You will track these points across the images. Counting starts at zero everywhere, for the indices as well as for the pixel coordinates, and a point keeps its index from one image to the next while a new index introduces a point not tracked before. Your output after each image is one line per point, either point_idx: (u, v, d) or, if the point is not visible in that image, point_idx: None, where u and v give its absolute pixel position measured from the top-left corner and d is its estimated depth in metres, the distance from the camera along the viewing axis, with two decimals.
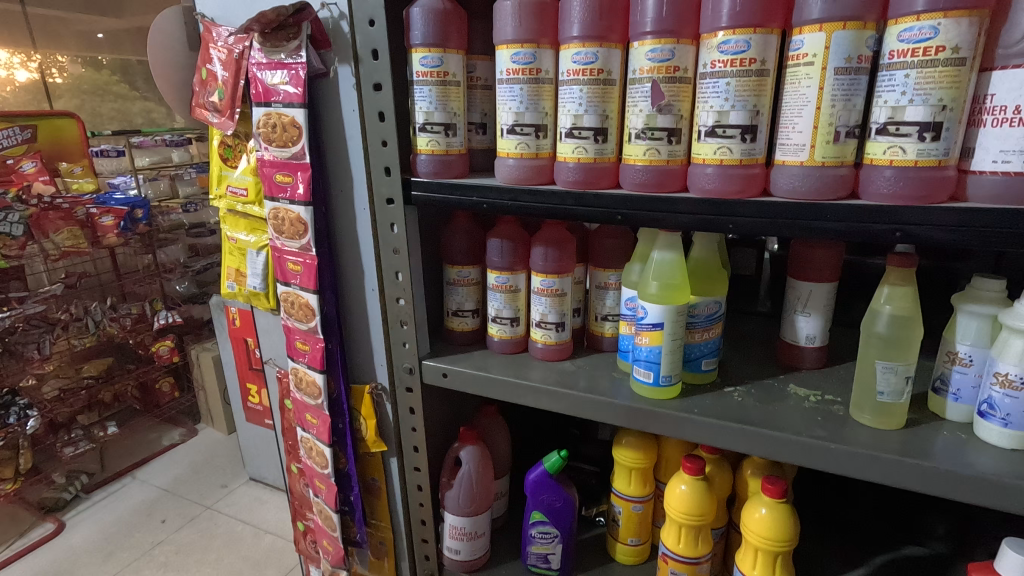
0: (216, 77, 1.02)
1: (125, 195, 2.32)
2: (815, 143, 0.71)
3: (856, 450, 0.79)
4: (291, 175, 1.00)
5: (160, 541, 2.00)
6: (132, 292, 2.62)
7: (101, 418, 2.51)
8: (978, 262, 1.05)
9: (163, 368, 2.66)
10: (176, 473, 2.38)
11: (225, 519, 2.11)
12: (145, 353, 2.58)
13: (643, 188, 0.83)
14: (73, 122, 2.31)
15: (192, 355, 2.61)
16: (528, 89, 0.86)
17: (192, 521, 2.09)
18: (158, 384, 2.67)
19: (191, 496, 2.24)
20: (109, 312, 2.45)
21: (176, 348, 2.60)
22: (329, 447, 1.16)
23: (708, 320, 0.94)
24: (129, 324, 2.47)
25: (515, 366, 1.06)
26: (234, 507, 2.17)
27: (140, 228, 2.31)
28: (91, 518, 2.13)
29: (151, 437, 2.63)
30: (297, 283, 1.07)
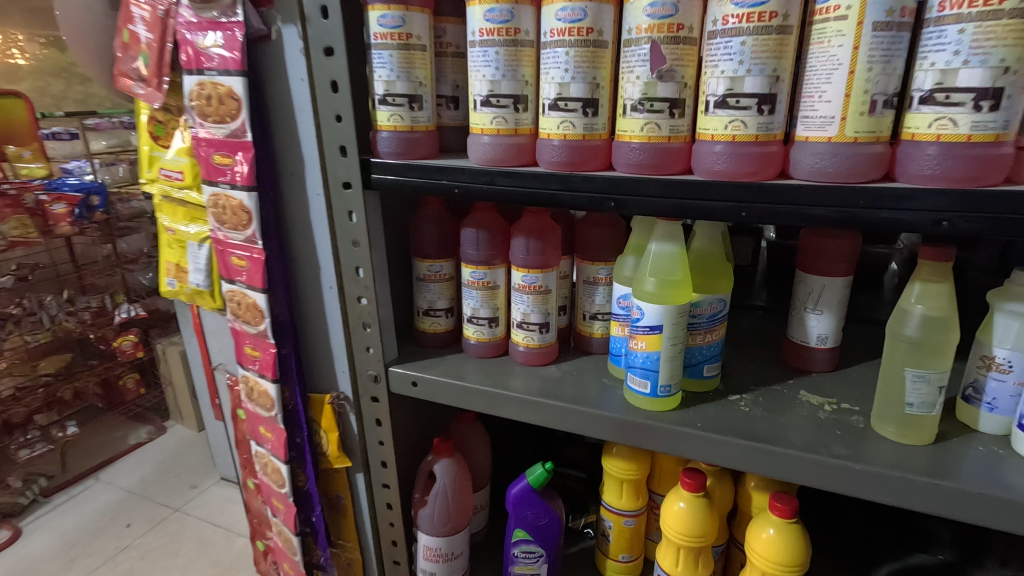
0: (140, 41, 0.87)
1: (80, 180, 1.98)
2: (846, 114, 0.59)
3: (881, 471, 0.69)
4: (231, 155, 0.86)
5: (125, 546, 1.80)
6: (93, 285, 2.36)
7: (60, 418, 2.27)
8: (997, 254, 0.96)
9: (129, 363, 2.42)
10: (142, 473, 2.14)
11: (195, 521, 1.89)
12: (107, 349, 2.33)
13: (639, 170, 0.70)
14: (21, 102, 1.94)
15: (158, 350, 2.35)
16: (504, 54, 0.74)
17: (159, 525, 1.88)
18: (122, 381, 2.41)
19: (158, 498, 2.01)
20: (66, 306, 2.21)
21: (141, 343, 2.38)
22: (286, 465, 1.03)
23: (711, 321, 0.84)
24: (88, 318, 2.23)
25: (493, 372, 0.94)
26: (203, 509, 1.95)
27: (98, 217, 1.99)
28: (51, 524, 1.90)
29: (118, 436, 2.35)
30: (242, 280, 0.93)
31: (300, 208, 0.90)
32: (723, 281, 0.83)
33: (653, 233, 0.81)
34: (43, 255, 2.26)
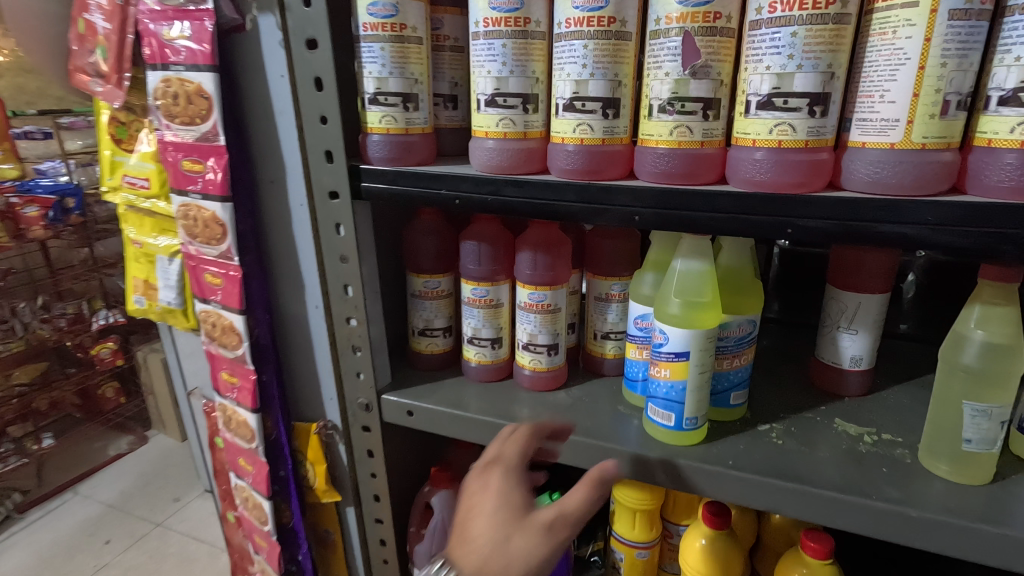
0: (97, 31, 0.77)
1: (54, 181, 1.84)
2: (913, 116, 0.51)
3: (939, 517, 0.62)
4: (201, 161, 0.76)
5: (103, 565, 1.62)
6: (69, 291, 2.16)
7: (36, 430, 2.07)
8: None
9: (108, 372, 2.23)
10: (123, 485, 1.94)
11: (177, 537, 1.71)
12: (86, 358, 2.14)
13: (666, 180, 0.62)
14: None
15: (137, 356, 2.18)
16: (512, 47, 0.65)
17: (140, 541, 1.70)
18: (100, 391, 2.22)
19: (137, 511, 1.82)
20: (41, 313, 2.01)
21: (120, 350, 2.18)
22: (268, 501, 0.94)
23: (740, 343, 0.76)
24: (64, 326, 2.01)
25: (497, 400, 0.86)
26: (187, 523, 1.76)
27: (73, 220, 1.85)
28: (25, 541, 1.72)
29: (97, 445, 2.15)
30: (217, 300, 0.84)
31: (280, 220, 0.81)
32: (753, 300, 0.75)
33: (680, 249, 0.72)
34: (17, 260, 2.03)
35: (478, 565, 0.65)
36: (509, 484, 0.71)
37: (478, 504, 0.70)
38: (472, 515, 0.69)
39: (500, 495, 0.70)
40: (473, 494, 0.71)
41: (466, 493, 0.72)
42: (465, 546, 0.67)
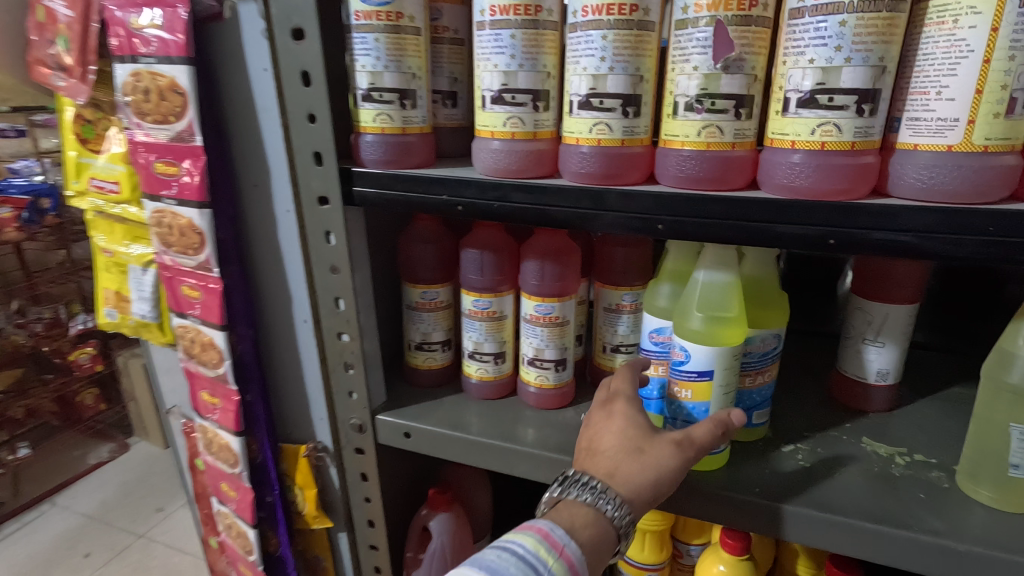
0: (58, 19, 0.70)
1: (27, 180, 1.74)
2: (975, 116, 0.46)
3: (987, 552, 0.57)
4: (176, 164, 0.69)
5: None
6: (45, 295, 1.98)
7: (13, 438, 1.93)
8: None
9: (88, 377, 2.07)
10: (103, 495, 1.85)
11: (160, 549, 1.63)
12: (63, 364, 1.98)
13: (692, 185, 0.56)
14: None
15: (118, 362, 2.05)
16: (521, 38, 0.59)
17: (121, 555, 1.62)
18: (79, 398, 2.06)
19: (119, 523, 1.73)
20: (15, 318, 1.90)
21: (100, 354, 2.05)
22: (253, 529, 0.87)
23: (764, 360, 0.70)
24: (41, 330, 1.90)
25: (501, 419, 0.80)
26: (170, 535, 1.68)
27: (49, 222, 1.75)
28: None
29: (76, 454, 2.03)
30: (195, 315, 0.77)
31: (265, 227, 0.74)
32: (777, 314, 0.70)
33: (702, 260, 0.66)
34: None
35: (611, 470, 0.61)
36: (634, 410, 0.65)
37: (604, 429, 0.65)
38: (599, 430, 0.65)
39: (625, 418, 0.65)
40: (594, 425, 0.66)
41: (588, 425, 0.67)
42: (594, 459, 0.63)
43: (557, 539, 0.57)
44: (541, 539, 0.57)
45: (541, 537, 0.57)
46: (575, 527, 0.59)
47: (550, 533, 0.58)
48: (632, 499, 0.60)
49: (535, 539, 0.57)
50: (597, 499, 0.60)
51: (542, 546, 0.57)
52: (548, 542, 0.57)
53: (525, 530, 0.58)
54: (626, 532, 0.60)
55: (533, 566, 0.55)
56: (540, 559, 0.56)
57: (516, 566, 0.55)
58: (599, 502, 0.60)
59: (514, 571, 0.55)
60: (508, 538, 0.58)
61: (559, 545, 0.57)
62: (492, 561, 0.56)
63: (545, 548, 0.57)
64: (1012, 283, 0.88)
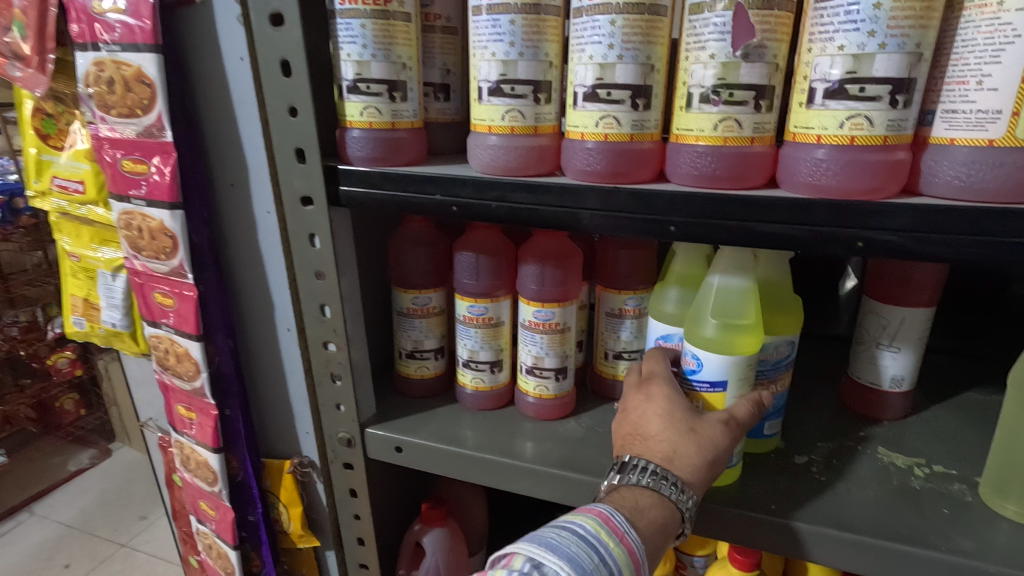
0: (11, 3, 0.64)
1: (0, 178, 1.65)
2: (1020, 107, 0.42)
3: (1018, 573, 0.54)
4: (145, 161, 0.64)
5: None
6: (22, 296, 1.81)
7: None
8: None
9: (67, 382, 1.96)
10: (84, 504, 1.77)
11: (143, 558, 1.56)
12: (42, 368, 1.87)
13: (707, 183, 0.52)
14: None
15: (100, 365, 1.95)
16: (521, 24, 0.54)
17: (101, 566, 1.55)
18: (59, 403, 1.95)
19: (101, 532, 1.66)
20: None
21: (80, 359, 1.93)
22: (235, 550, 0.82)
23: (777, 368, 0.66)
24: (18, 334, 1.78)
25: (499, 432, 0.75)
26: (154, 544, 1.61)
27: (24, 222, 1.66)
28: None
29: (56, 461, 1.94)
30: (169, 324, 0.72)
31: (243, 230, 0.69)
32: (792, 319, 0.66)
33: (714, 264, 0.61)
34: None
35: (669, 454, 0.57)
36: (676, 393, 0.61)
37: (648, 412, 0.60)
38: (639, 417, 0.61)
39: (667, 400, 0.60)
40: (633, 411, 0.62)
41: (626, 411, 0.63)
42: (644, 444, 0.59)
43: (618, 524, 0.52)
44: (602, 522, 0.52)
45: (601, 520, 0.52)
46: (637, 510, 0.54)
47: (610, 516, 0.53)
48: (691, 482, 0.56)
49: (596, 521, 0.52)
50: (659, 483, 0.56)
51: (603, 529, 0.52)
52: (609, 525, 0.52)
53: (583, 512, 0.53)
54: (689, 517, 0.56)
55: (594, 548, 0.50)
56: (601, 542, 0.51)
57: (578, 546, 0.50)
58: (663, 486, 0.55)
59: (575, 550, 0.49)
60: (567, 518, 0.53)
61: (622, 530, 0.52)
62: (552, 539, 0.51)
63: (606, 531, 0.52)
64: (1016, 282, 0.85)
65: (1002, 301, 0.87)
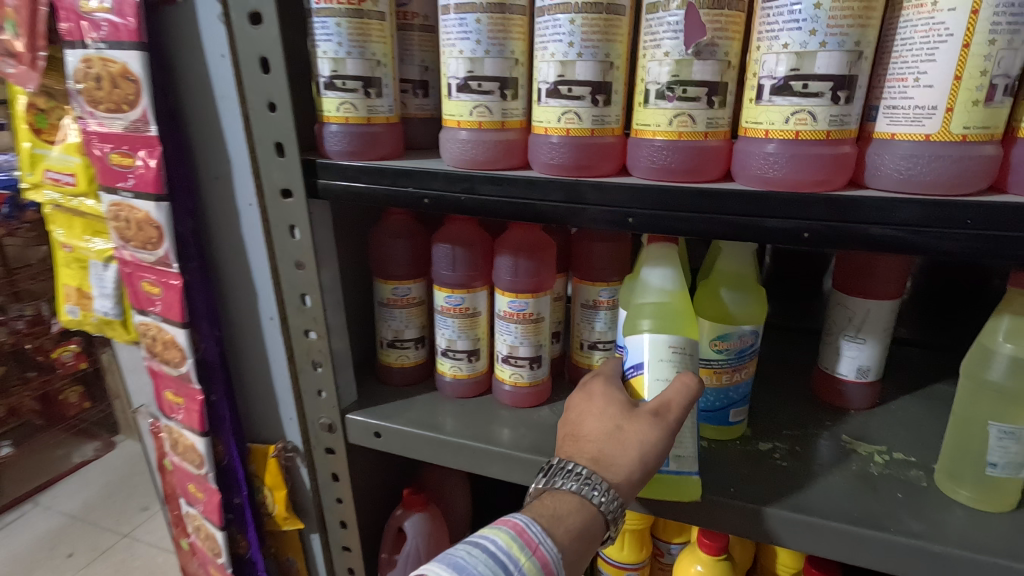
0: (5, 3, 0.67)
1: None
2: (954, 103, 0.44)
3: (963, 553, 0.56)
4: (131, 154, 0.66)
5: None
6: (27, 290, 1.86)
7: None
8: None
9: (71, 375, 1.99)
10: (87, 495, 1.81)
11: (144, 549, 1.60)
12: (46, 362, 1.90)
13: (665, 176, 0.54)
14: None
15: (104, 359, 1.99)
16: (486, 23, 0.56)
17: (103, 556, 1.58)
18: (63, 396, 1.98)
19: (103, 523, 1.70)
20: None
21: (84, 352, 1.97)
22: (221, 531, 0.85)
23: (741, 356, 0.69)
24: (23, 328, 1.80)
25: (475, 418, 0.78)
26: (155, 534, 1.64)
27: (30, 217, 1.68)
28: None
29: (60, 453, 1.98)
30: (156, 311, 0.74)
31: (227, 222, 0.71)
32: (755, 310, 0.68)
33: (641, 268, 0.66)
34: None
35: (596, 456, 0.59)
36: (612, 390, 0.63)
37: (585, 411, 0.62)
38: (580, 415, 0.63)
39: (604, 397, 0.62)
40: (574, 411, 0.64)
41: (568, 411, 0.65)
42: (577, 444, 0.61)
43: (532, 536, 0.54)
44: (515, 536, 0.54)
45: (514, 534, 0.54)
46: (555, 517, 0.56)
47: (525, 529, 0.54)
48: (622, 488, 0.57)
49: (509, 535, 0.54)
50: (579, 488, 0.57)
51: (516, 543, 0.53)
52: (522, 538, 0.54)
53: (498, 526, 0.55)
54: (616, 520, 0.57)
55: (504, 564, 0.52)
56: (512, 556, 0.53)
57: (485, 564, 0.52)
58: (585, 491, 0.57)
59: (482, 570, 0.51)
60: (481, 534, 0.54)
61: (535, 542, 0.54)
62: (462, 558, 0.52)
63: (518, 545, 0.53)
64: (997, 277, 0.86)
65: (979, 294, 0.89)
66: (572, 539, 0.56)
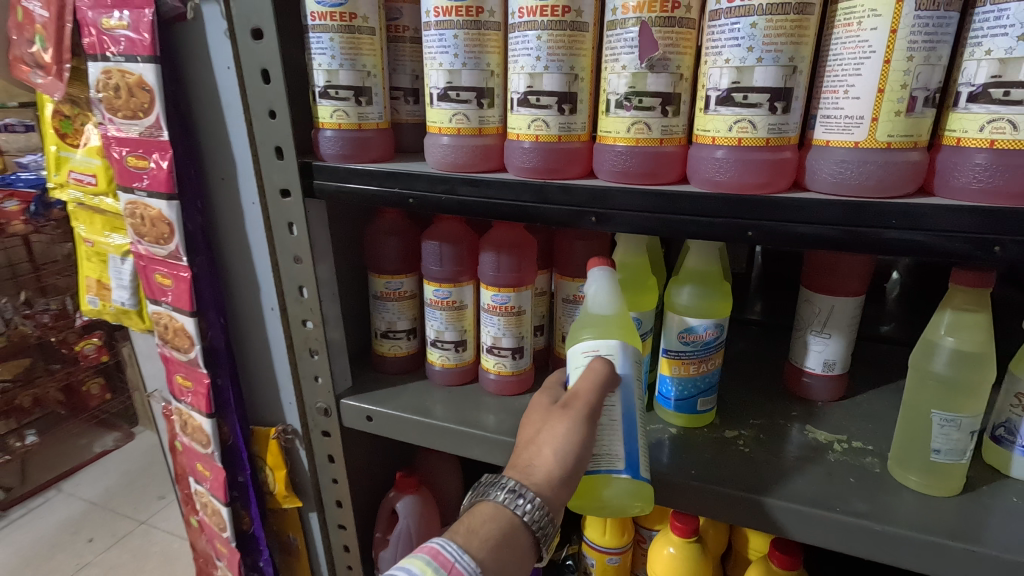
0: (36, 20, 0.74)
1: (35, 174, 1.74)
2: (878, 114, 0.48)
3: (902, 532, 0.60)
4: (146, 157, 0.73)
5: (85, 564, 1.59)
6: (52, 285, 1.95)
7: (20, 426, 1.98)
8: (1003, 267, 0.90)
9: (93, 367, 2.09)
10: (107, 484, 1.90)
11: (161, 535, 1.67)
12: (69, 354, 1.99)
13: (626, 179, 0.59)
14: None
15: (125, 352, 2.07)
16: (464, 38, 0.62)
17: (122, 540, 1.66)
18: (85, 387, 2.07)
19: (122, 510, 1.78)
20: (24, 308, 1.88)
21: (106, 346, 2.05)
22: (226, 507, 0.91)
23: (707, 348, 0.74)
24: (48, 321, 1.90)
25: (461, 404, 0.83)
26: (170, 522, 1.72)
27: (55, 215, 1.75)
28: (7, 541, 1.68)
29: (82, 442, 2.07)
30: (167, 301, 0.81)
31: (232, 219, 0.78)
32: (720, 304, 0.73)
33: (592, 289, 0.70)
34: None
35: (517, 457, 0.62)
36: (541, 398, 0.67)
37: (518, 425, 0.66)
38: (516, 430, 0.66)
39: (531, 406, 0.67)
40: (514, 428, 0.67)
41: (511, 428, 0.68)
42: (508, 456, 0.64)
43: (447, 556, 0.54)
44: (431, 559, 0.54)
45: (429, 557, 0.54)
46: (476, 531, 0.58)
47: (440, 550, 0.55)
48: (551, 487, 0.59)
49: (424, 560, 0.54)
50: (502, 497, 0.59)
51: (431, 566, 0.54)
52: (437, 561, 0.54)
53: (416, 552, 0.55)
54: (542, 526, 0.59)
55: None
56: None
57: None
58: (507, 502, 0.59)
59: None
60: (399, 563, 0.54)
61: (451, 560, 0.54)
62: None
63: (433, 568, 0.53)
64: None
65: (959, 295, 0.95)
66: (499, 547, 0.58)
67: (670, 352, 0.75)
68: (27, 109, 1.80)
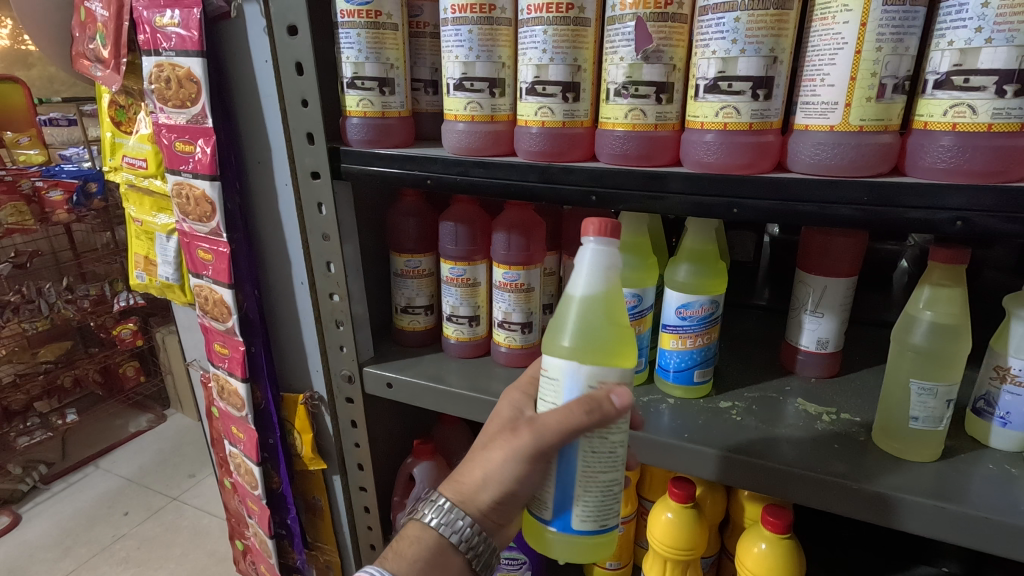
0: (97, 19, 0.83)
1: (77, 167, 1.82)
2: (851, 100, 0.53)
3: (882, 492, 0.64)
4: (192, 141, 0.81)
5: (121, 536, 1.65)
6: (93, 271, 2.11)
7: (60, 406, 2.10)
8: (1005, 249, 0.94)
9: (129, 351, 2.20)
10: (142, 461, 1.97)
11: (193, 511, 1.73)
12: (106, 337, 2.10)
13: (623, 161, 0.64)
14: (18, 87, 1.78)
15: (158, 338, 2.14)
16: (478, 33, 0.68)
17: (156, 514, 1.73)
18: (121, 369, 2.19)
19: (156, 486, 1.85)
20: (65, 293, 2.00)
21: (141, 330, 2.15)
22: (258, 467, 1.00)
23: (702, 323, 0.78)
24: (87, 306, 2.00)
25: (473, 372, 0.89)
26: (202, 498, 1.78)
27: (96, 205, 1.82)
28: (50, 511, 1.76)
29: (118, 423, 2.16)
30: (208, 274, 0.89)
31: (267, 200, 0.85)
32: (716, 282, 0.78)
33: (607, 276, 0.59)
34: (43, 242, 2.05)
35: None
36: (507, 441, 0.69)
37: None
38: None
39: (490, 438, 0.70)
40: None
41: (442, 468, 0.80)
42: None
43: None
44: None
45: None
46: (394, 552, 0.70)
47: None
48: None
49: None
50: (429, 514, 0.68)
51: None
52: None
53: None
54: (463, 535, 0.67)
55: None
56: None
57: None
58: (434, 517, 0.67)
59: None
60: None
61: None
62: None
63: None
64: (986, 268, 0.97)
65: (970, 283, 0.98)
66: None
67: (668, 326, 0.80)
68: (70, 104, 1.89)
